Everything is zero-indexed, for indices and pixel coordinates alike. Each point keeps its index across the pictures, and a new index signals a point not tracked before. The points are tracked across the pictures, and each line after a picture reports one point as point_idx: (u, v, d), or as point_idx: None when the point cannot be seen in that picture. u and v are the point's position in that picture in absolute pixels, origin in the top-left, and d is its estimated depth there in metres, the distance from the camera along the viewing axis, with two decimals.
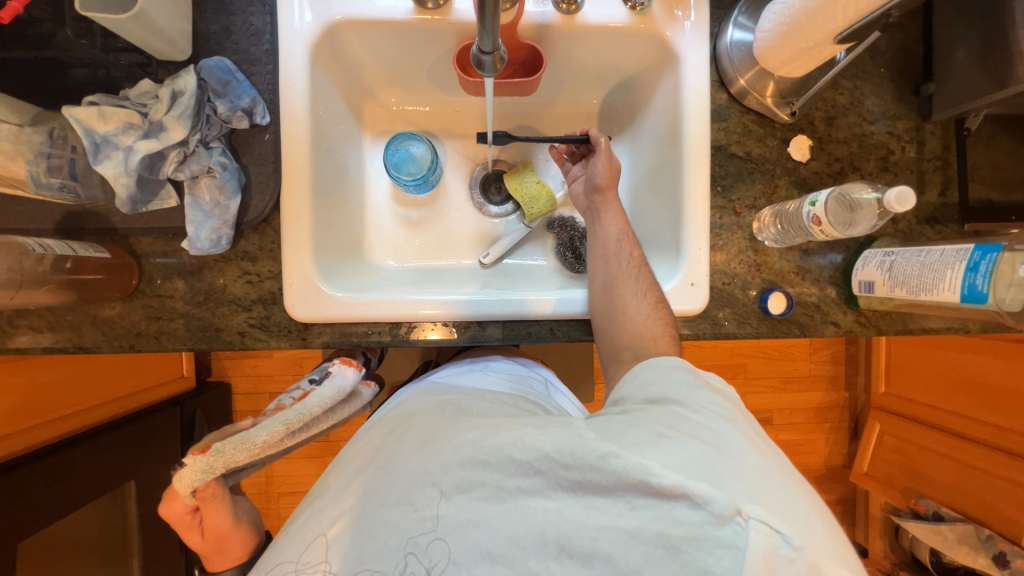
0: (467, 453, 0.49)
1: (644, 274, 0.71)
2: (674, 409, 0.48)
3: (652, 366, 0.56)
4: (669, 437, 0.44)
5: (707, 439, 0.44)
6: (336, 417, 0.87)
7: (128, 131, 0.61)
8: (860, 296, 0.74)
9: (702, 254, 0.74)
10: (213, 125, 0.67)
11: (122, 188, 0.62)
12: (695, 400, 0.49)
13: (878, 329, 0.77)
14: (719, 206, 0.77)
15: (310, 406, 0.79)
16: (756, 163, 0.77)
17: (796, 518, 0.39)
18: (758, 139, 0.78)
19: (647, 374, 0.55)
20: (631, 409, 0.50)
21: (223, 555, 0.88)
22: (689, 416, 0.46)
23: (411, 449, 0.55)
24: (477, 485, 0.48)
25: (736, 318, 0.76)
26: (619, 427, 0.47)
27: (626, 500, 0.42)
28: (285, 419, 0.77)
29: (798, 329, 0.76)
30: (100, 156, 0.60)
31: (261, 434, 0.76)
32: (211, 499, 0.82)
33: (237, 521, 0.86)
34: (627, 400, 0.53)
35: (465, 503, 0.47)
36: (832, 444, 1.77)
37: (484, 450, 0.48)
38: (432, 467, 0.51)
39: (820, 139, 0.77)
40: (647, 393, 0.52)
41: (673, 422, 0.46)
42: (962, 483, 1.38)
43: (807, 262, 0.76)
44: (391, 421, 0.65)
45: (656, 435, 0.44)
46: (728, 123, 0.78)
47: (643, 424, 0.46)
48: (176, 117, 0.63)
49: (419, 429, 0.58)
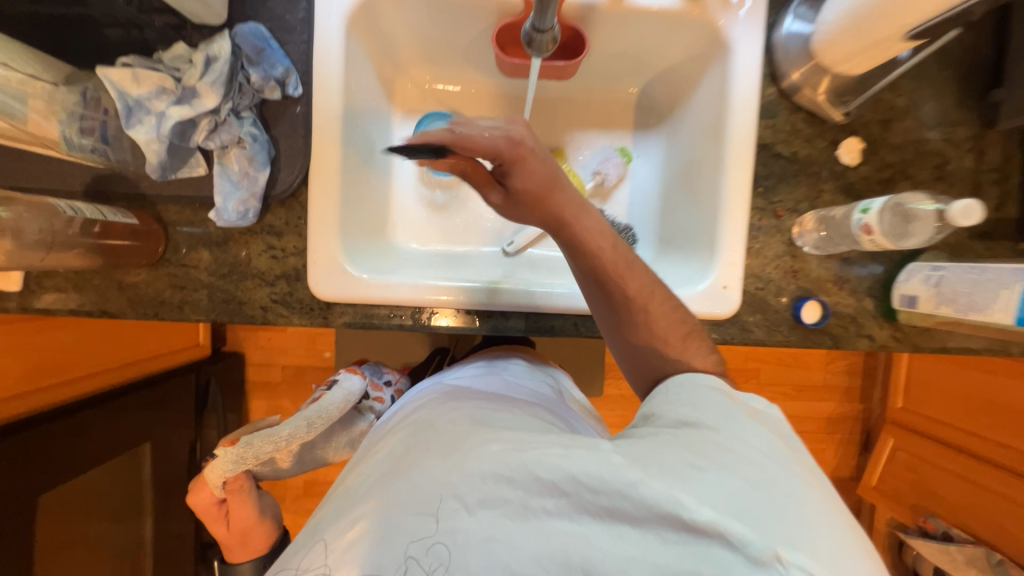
0: (492, 466, 0.45)
1: (659, 299, 0.58)
2: (710, 433, 0.45)
3: (685, 383, 0.52)
4: (701, 469, 0.41)
5: (749, 475, 0.41)
6: (342, 433, 0.83)
7: (161, 95, 0.60)
8: (900, 311, 0.71)
9: (737, 257, 0.72)
10: (246, 94, 0.65)
11: (153, 153, 0.61)
12: (731, 427, 0.45)
13: (915, 346, 0.74)
14: (759, 207, 0.74)
15: (327, 408, 0.76)
16: (802, 165, 0.74)
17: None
18: (807, 139, 0.74)
19: (677, 392, 0.52)
20: (661, 432, 0.47)
21: (245, 548, 0.88)
22: (728, 446, 0.43)
23: (429, 458, 0.50)
24: (501, 501, 0.44)
25: (767, 325, 0.74)
26: (646, 449, 0.44)
27: (658, 534, 0.40)
28: (304, 413, 0.75)
29: (830, 341, 0.74)
30: (133, 121, 0.60)
31: (285, 428, 0.74)
32: (240, 492, 0.83)
33: (261, 515, 0.87)
34: (658, 418, 0.50)
35: (488, 518, 0.44)
36: (840, 454, 1.74)
37: (508, 465, 0.45)
38: (456, 480, 0.46)
39: (873, 142, 0.73)
40: (680, 412, 0.48)
41: (709, 452, 0.43)
42: (977, 505, 1.35)
43: (846, 271, 0.73)
44: (410, 424, 0.59)
45: (690, 466, 0.41)
46: (776, 120, 0.74)
47: (675, 450, 0.43)
48: (209, 84, 0.61)
49: (438, 442, 0.52)
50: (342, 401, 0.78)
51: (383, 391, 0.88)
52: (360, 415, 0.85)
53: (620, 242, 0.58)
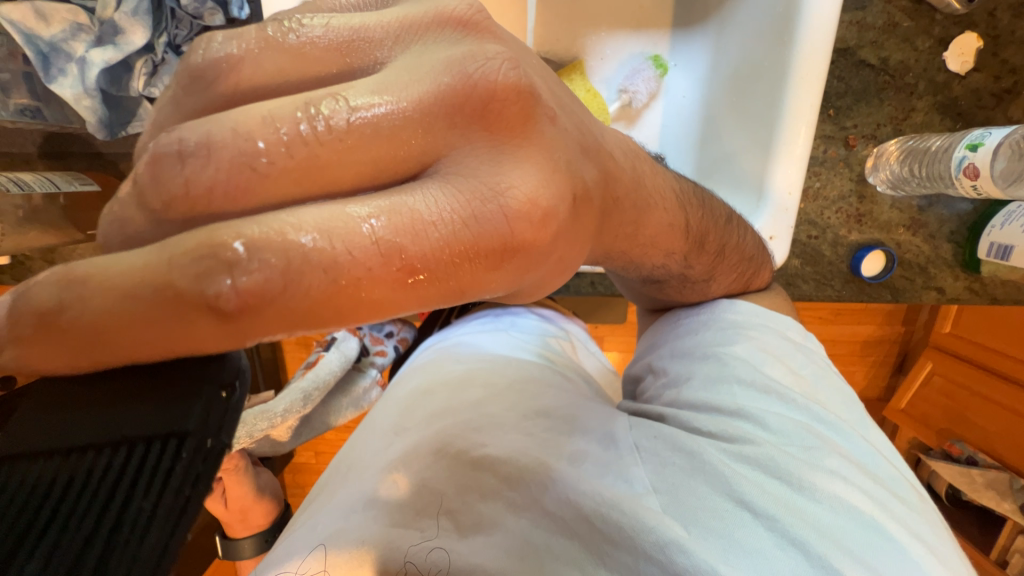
0: (494, 483, 0.37)
1: (702, 256, 0.43)
2: (755, 445, 0.38)
3: (723, 336, 0.46)
4: (747, 508, 0.35)
5: (802, 511, 0.35)
6: (342, 396, 0.85)
7: (78, 35, 0.49)
8: (985, 261, 0.59)
9: (792, 201, 0.58)
10: (181, 22, 0.52)
11: (87, 110, 0.52)
12: (777, 433, 0.39)
13: (993, 299, 0.63)
14: (827, 134, 0.59)
15: (323, 375, 0.78)
16: (891, 76, 0.58)
17: (920, 538, 0.36)
18: (904, 39, 0.57)
19: (715, 349, 0.45)
20: (696, 428, 0.40)
21: (245, 523, 0.89)
22: (777, 468, 0.37)
23: (423, 455, 0.39)
24: (499, 528, 0.36)
25: (817, 278, 0.62)
26: (678, 471, 0.37)
27: None
28: (300, 387, 0.77)
29: (890, 296, 0.62)
30: (54, 71, 0.50)
31: (280, 404, 0.75)
32: (235, 471, 0.84)
33: (259, 494, 0.89)
34: (687, 387, 0.44)
35: (487, 542, 0.35)
36: (871, 377, 1.62)
37: (515, 485, 0.37)
38: (450, 490, 0.37)
39: (994, 40, 0.57)
40: (721, 400, 0.41)
41: (756, 479, 0.37)
42: (1009, 433, 1.32)
43: (926, 213, 0.61)
44: (411, 394, 0.48)
45: (734, 503, 0.35)
46: (866, 13, 0.57)
47: (715, 476, 0.37)
48: (131, 15, 0.49)
49: (443, 424, 0.42)
50: (337, 366, 0.79)
51: (384, 344, 0.87)
52: (361, 372, 0.85)
53: (682, 227, 0.37)
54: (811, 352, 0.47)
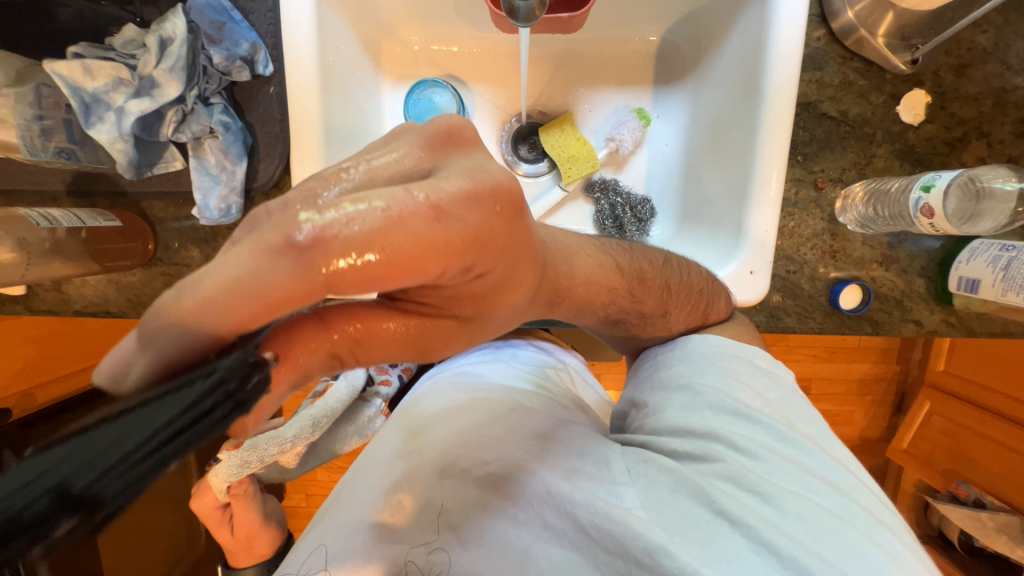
0: (495, 500, 0.41)
1: (650, 290, 0.47)
2: (731, 463, 0.41)
3: (699, 363, 0.48)
4: (726, 519, 0.39)
5: (777, 521, 0.38)
6: (347, 424, 0.85)
7: (118, 88, 0.55)
8: (957, 295, 0.63)
9: (768, 238, 0.62)
10: (211, 78, 0.59)
11: (119, 153, 0.56)
12: (752, 452, 0.42)
13: (970, 331, 0.65)
14: (797, 178, 0.65)
15: (330, 405, 0.79)
16: (851, 126, 0.64)
17: (890, 543, 0.39)
18: (860, 94, 0.64)
19: (691, 375, 0.47)
20: (676, 448, 0.43)
21: (249, 553, 0.94)
22: (753, 483, 0.40)
23: (423, 476, 0.43)
24: (500, 541, 0.40)
25: (798, 310, 0.65)
26: (661, 488, 0.41)
27: None
28: (309, 414, 0.78)
29: (870, 328, 0.65)
30: (93, 118, 0.54)
31: (290, 430, 0.78)
32: (244, 496, 0.89)
33: (265, 520, 0.93)
34: (665, 412, 0.46)
35: (488, 552, 0.40)
36: (871, 416, 1.60)
37: (513, 500, 0.41)
38: (453, 507, 0.41)
39: (942, 94, 0.63)
40: (698, 424, 0.44)
41: (733, 494, 0.40)
42: (1013, 474, 1.31)
43: (896, 249, 0.64)
44: (401, 421, 0.49)
45: (715, 515, 0.39)
46: (823, 72, 0.64)
47: (695, 492, 0.40)
48: (167, 71, 0.55)
49: (437, 447, 0.44)
50: (343, 396, 0.80)
51: (389, 374, 0.84)
52: (366, 403, 0.85)
53: (614, 269, 0.43)
54: (780, 376, 0.49)
